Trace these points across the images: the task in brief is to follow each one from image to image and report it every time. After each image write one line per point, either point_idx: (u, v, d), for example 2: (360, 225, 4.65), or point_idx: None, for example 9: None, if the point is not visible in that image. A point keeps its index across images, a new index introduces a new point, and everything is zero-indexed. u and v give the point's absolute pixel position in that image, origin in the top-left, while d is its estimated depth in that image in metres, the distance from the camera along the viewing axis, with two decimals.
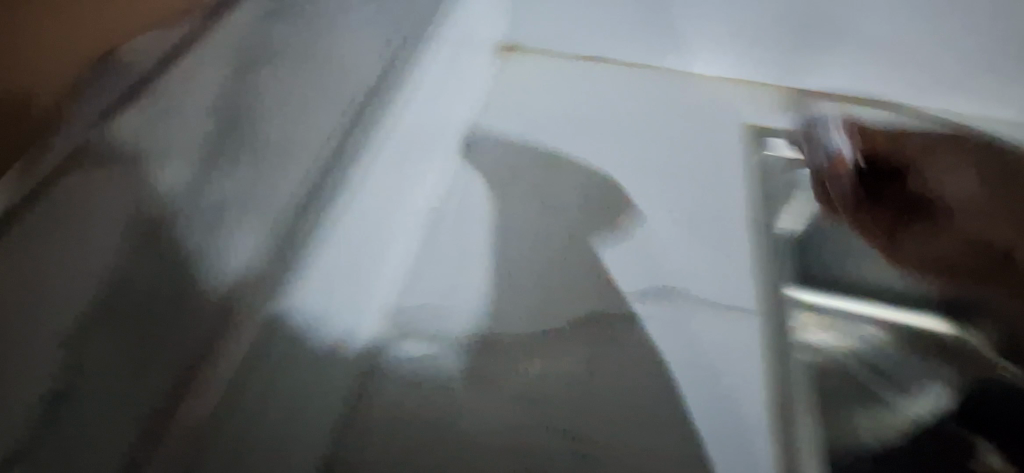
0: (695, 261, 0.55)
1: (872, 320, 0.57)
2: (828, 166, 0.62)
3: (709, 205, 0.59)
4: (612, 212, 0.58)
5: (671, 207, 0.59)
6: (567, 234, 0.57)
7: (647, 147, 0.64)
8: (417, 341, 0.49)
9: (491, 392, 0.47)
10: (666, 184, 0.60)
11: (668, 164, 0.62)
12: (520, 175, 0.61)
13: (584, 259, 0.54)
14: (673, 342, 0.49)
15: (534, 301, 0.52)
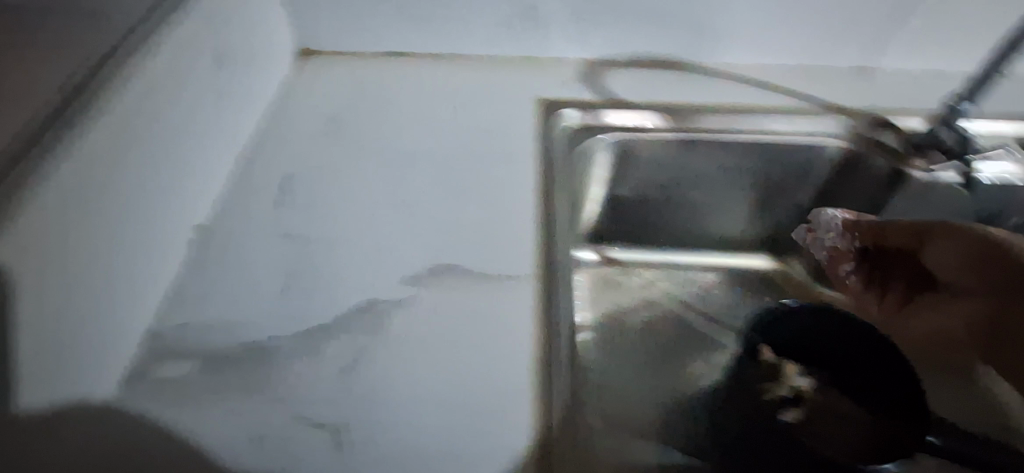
0: (493, 252, 0.53)
1: (653, 274, 0.78)
2: (831, 259, 0.71)
3: (505, 182, 0.59)
4: (439, 200, 0.57)
5: (481, 196, 0.58)
6: (383, 233, 0.55)
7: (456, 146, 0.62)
8: (181, 366, 0.45)
9: (247, 423, 0.42)
10: (487, 183, 0.59)
11: (484, 164, 0.61)
12: (341, 180, 0.59)
13: (401, 262, 0.52)
14: (459, 337, 0.47)
15: (330, 323, 0.48)
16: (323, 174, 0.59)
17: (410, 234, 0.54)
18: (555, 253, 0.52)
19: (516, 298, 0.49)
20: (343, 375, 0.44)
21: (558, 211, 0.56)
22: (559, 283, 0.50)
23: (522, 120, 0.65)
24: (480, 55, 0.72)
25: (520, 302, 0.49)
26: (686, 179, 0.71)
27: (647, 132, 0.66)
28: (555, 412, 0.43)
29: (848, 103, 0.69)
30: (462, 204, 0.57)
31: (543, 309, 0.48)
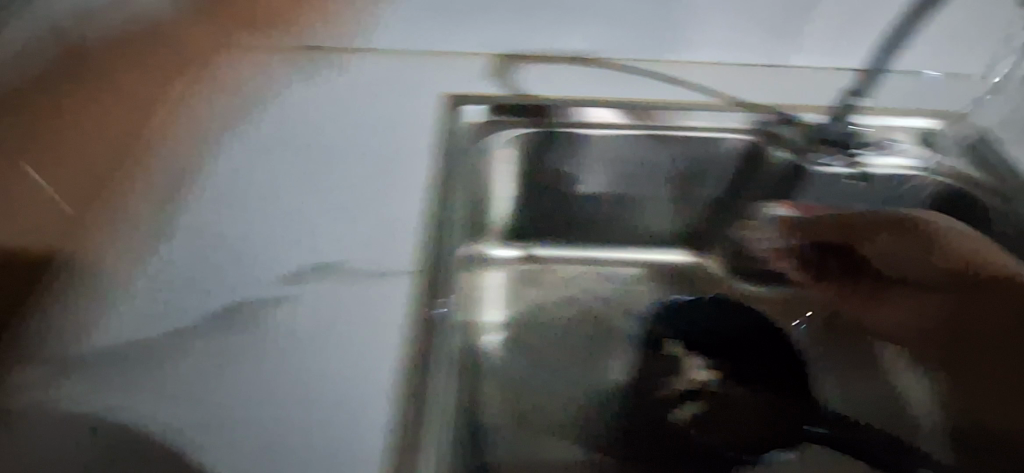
0: (372, 266, 0.52)
1: (574, 273, 0.76)
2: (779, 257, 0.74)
3: (397, 189, 0.58)
4: (330, 206, 0.57)
5: (371, 204, 0.57)
6: (268, 239, 0.54)
7: (358, 147, 0.62)
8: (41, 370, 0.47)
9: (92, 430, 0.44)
10: (379, 189, 0.58)
11: (380, 168, 0.60)
12: (234, 181, 0.59)
13: (281, 271, 0.52)
14: (325, 351, 0.47)
15: (195, 329, 0.48)
16: (212, 177, 0.59)
17: (294, 242, 0.54)
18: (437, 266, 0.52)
19: (386, 305, 0.50)
20: (199, 385, 0.45)
21: (445, 215, 0.56)
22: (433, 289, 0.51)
23: (423, 118, 0.64)
24: (391, 49, 0.71)
25: (391, 308, 0.49)
26: (592, 174, 0.70)
27: (545, 124, 0.66)
28: (421, 411, 0.44)
29: (757, 98, 0.68)
30: (349, 206, 0.57)
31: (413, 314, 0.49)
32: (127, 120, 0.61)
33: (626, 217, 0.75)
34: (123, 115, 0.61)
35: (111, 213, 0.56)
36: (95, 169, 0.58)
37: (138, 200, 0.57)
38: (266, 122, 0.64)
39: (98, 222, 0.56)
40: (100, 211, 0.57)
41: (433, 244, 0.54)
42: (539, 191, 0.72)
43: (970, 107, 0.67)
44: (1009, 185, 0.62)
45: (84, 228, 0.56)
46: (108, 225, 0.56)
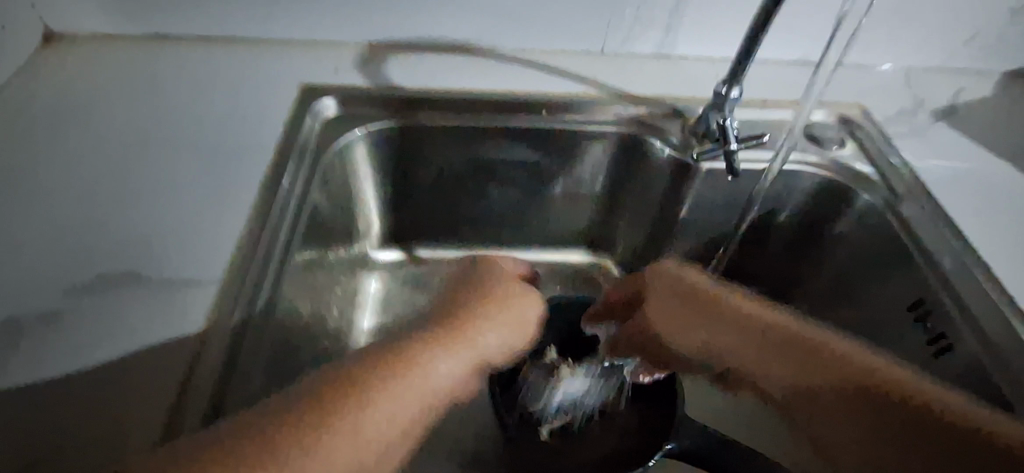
0: (206, 267, 0.48)
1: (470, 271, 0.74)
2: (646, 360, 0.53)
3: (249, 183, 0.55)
4: (166, 220, 0.51)
5: (215, 208, 0.52)
6: (88, 267, 0.47)
7: (208, 145, 0.58)
8: None
9: None
10: (227, 191, 0.54)
11: (227, 166, 0.56)
12: (70, 201, 0.52)
13: (97, 304, 0.45)
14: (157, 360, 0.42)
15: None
16: (32, 163, 0.55)
17: (120, 269, 0.47)
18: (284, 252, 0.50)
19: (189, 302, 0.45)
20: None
21: (284, 207, 0.54)
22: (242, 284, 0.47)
23: (493, 280, 0.51)
24: (260, 42, 0.68)
25: (196, 304, 0.45)
26: (477, 169, 0.67)
27: (418, 118, 0.62)
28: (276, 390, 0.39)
29: (639, 91, 0.66)
30: (175, 198, 0.53)
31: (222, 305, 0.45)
32: (363, 365, 0.40)
33: (518, 216, 0.72)
34: (370, 366, 0.40)
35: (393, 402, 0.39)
36: (316, 410, 0.36)
37: (402, 404, 0.40)
38: (108, 134, 0.59)
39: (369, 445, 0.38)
40: (340, 393, 0.38)
41: (264, 237, 0.51)
42: (416, 189, 0.68)
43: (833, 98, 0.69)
44: (881, 177, 0.62)
45: (359, 411, 0.37)
46: (348, 455, 0.36)
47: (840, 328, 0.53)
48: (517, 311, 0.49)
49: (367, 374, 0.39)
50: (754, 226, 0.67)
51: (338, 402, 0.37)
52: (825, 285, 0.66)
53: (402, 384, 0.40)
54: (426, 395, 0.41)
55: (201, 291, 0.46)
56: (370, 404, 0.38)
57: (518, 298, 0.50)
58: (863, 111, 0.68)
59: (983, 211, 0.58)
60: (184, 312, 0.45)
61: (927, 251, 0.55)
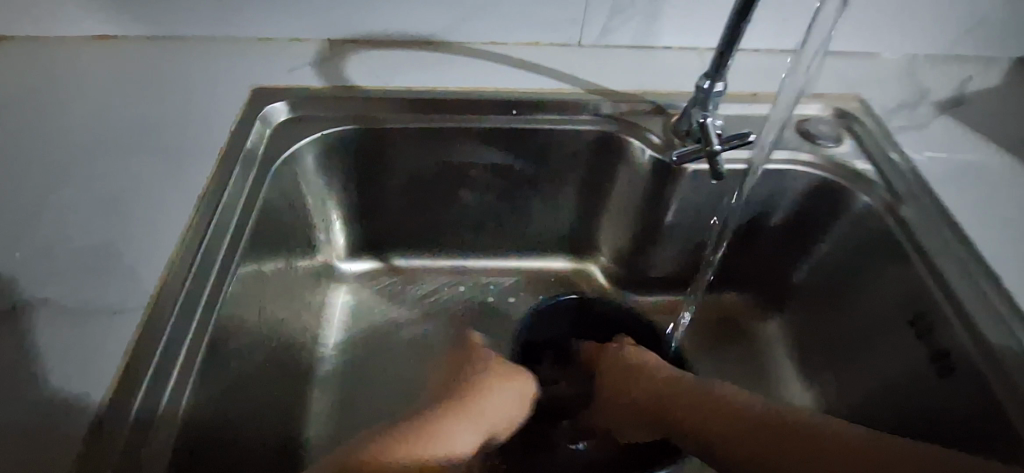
0: (136, 297, 0.44)
1: (441, 279, 0.71)
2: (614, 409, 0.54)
3: (186, 201, 0.51)
4: (95, 245, 0.47)
5: (152, 227, 0.49)
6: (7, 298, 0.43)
7: (146, 156, 0.54)
8: None
9: None
10: (165, 210, 0.50)
11: (170, 180, 0.52)
12: None
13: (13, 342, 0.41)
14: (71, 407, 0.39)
15: None
16: None
17: (44, 301, 0.44)
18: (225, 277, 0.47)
19: (115, 332, 0.43)
20: None
21: (226, 221, 0.50)
22: (174, 311, 0.44)
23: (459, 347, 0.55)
24: (209, 41, 0.64)
25: (122, 334, 0.42)
26: (448, 172, 0.63)
27: (379, 121, 0.58)
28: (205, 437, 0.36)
29: (618, 86, 0.62)
30: (108, 215, 0.49)
31: (151, 335, 0.43)
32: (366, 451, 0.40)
33: (494, 222, 0.68)
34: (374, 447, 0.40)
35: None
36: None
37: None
38: (39, 141, 0.54)
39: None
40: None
41: (202, 256, 0.48)
42: (384, 195, 0.64)
43: (829, 90, 0.63)
44: (878, 175, 0.57)
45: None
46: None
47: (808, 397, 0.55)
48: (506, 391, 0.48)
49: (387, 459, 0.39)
50: (742, 228, 0.63)
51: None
52: (817, 289, 0.62)
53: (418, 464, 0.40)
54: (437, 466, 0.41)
55: (129, 320, 0.43)
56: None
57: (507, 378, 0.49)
58: (861, 104, 0.63)
59: (989, 211, 0.54)
60: (109, 345, 0.42)
61: (926, 257, 0.51)
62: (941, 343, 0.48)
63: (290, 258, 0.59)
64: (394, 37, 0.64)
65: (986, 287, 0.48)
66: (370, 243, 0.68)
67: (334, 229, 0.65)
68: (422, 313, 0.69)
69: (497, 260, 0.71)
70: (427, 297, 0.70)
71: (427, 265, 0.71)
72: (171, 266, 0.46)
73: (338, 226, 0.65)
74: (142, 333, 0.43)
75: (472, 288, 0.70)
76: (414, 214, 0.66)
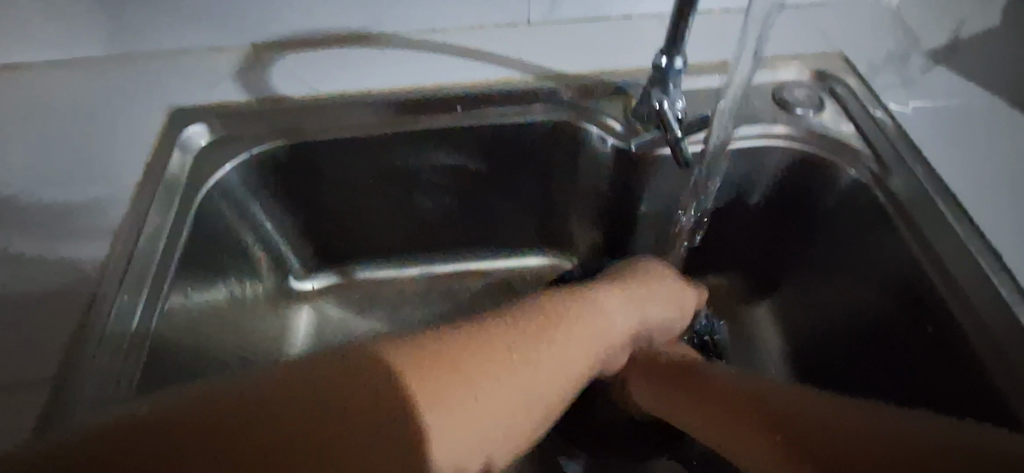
0: (42, 357, 0.40)
1: (410, 286, 0.65)
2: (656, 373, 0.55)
3: (100, 240, 0.46)
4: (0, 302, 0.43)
5: (62, 275, 0.45)
6: None
7: (55, 195, 0.49)
8: None
9: None
10: (78, 253, 0.46)
11: (82, 220, 0.48)
12: None
13: None
14: None
15: None
16: None
17: None
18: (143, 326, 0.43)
19: (17, 403, 0.39)
20: None
21: (144, 261, 0.45)
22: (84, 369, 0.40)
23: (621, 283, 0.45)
24: (114, 59, 0.57)
25: (26, 401, 0.38)
26: (399, 178, 0.57)
27: (310, 132, 0.53)
28: None
29: (569, 69, 0.56)
30: (7, 270, 0.45)
31: (57, 398, 0.38)
32: (509, 320, 0.37)
33: (459, 225, 0.62)
34: (524, 321, 0.37)
35: (565, 358, 0.37)
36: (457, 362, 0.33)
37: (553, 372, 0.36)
38: None
39: (535, 392, 0.35)
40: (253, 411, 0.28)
41: (118, 302, 0.43)
42: (333, 210, 0.58)
43: (805, 49, 0.57)
44: (864, 142, 0.52)
45: (545, 356, 0.36)
46: (507, 401, 0.33)
47: (822, 341, 0.55)
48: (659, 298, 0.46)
49: (533, 336, 0.36)
50: (721, 211, 0.57)
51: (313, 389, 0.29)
52: (812, 271, 0.56)
53: (565, 346, 0.37)
54: (587, 349, 0.39)
55: (32, 387, 0.39)
56: (545, 352, 0.36)
57: (658, 286, 0.47)
58: (841, 63, 0.57)
59: (989, 174, 0.49)
60: (12, 419, 0.38)
61: (919, 232, 0.46)
62: (945, 327, 0.43)
63: (230, 286, 0.54)
64: (321, 36, 0.58)
65: (989, 263, 0.43)
66: (324, 258, 0.62)
67: (285, 251, 0.60)
68: (391, 326, 0.63)
69: (466, 262, 0.65)
70: (396, 309, 0.64)
71: (390, 275, 0.65)
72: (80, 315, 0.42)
73: (285, 247, 0.60)
74: (49, 396, 0.39)
75: (442, 294, 0.64)
76: (367, 223, 0.60)
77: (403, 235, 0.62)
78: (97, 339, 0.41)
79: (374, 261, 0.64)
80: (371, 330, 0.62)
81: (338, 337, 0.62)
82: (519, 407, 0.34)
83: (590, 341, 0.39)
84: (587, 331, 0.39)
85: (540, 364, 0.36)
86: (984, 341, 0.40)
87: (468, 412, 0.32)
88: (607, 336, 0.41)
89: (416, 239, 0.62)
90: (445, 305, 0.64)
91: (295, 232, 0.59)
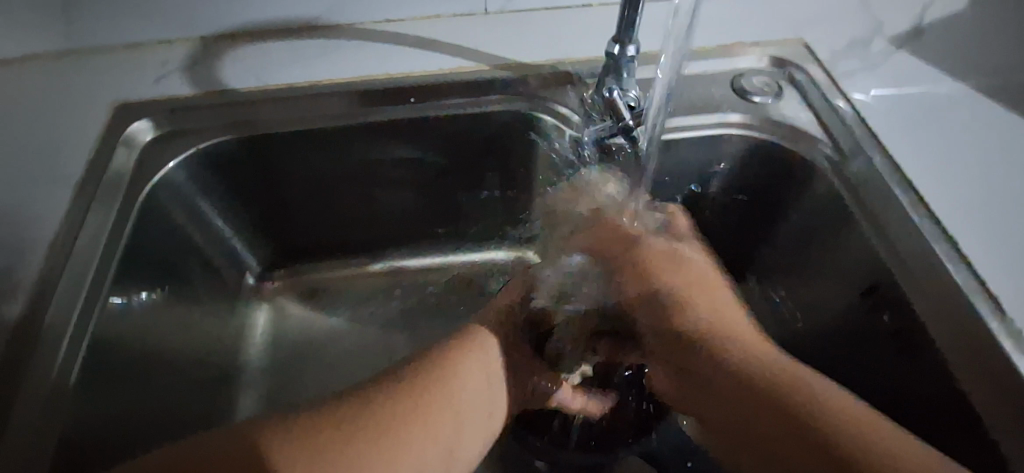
0: None
1: (373, 282, 0.64)
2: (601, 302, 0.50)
3: (41, 241, 0.46)
4: None
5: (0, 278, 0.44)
6: None
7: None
8: None
9: None
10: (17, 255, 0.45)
11: (23, 221, 0.47)
12: None
13: None
14: None
15: None
16: None
17: None
18: (89, 329, 0.42)
19: None
20: None
21: (84, 263, 0.45)
22: (20, 376, 0.39)
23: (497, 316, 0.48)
24: (61, 55, 0.56)
25: None
26: (356, 173, 0.56)
27: (261, 126, 0.52)
28: None
29: (527, 59, 0.55)
30: None
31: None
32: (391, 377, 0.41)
33: (420, 221, 0.61)
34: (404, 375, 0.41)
35: (461, 405, 0.41)
36: (350, 434, 0.36)
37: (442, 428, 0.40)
38: None
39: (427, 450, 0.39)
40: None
41: (60, 306, 0.42)
42: (290, 206, 0.57)
43: (767, 35, 0.57)
44: (823, 130, 0.51)
45: (438, 407, 0.40)
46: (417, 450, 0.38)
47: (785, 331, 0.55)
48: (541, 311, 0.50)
49: (418, 390, 0.40)
50: (682, 201, 0.57)
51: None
52: (775, 261, 0.56)
53: (454, 393, 0.41)
54: (477, 386, 0.43)
55: None
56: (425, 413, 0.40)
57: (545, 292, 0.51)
58: (803, 50, 0.56)
59: (942, 165, 0.49)
60: None
61: (877, 224, 0.46)
62: (904, 316, 0.43)
63: (183, 286, 0.53)
64: (275, 26, 0.56)
65: (946, 251, 0.44)
66: (284, 254, 0.61)
67: (243, 248, 0.59)
68: (354, 322, 0.62)
69: (430, 255, 0.64)
70: (360, 304, 0.63)
71: (352, 270, 0.63)
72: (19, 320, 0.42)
73: (242, 244, 0.59)
74: None
75: (407, 289, 0.64)
76: (326, 219, 0.59)
77: (362, 229, 0.61)
78: (36, 344, 0.41)
79: (335, 256, 0.63)
80: (335, 326, 0.61)
81: (300, 334, 0.61)
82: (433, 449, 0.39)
83: (477, 380, 0.43)
84: (476, 371, 0.43)
85: (441, 414, 0.40)
86: (944, 335, 0.40)
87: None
88: (496, 369, 0.45)
89: (376, 232, 0.61)
90: (409, 299, 0.63)
91: (252, 228, 0.58)
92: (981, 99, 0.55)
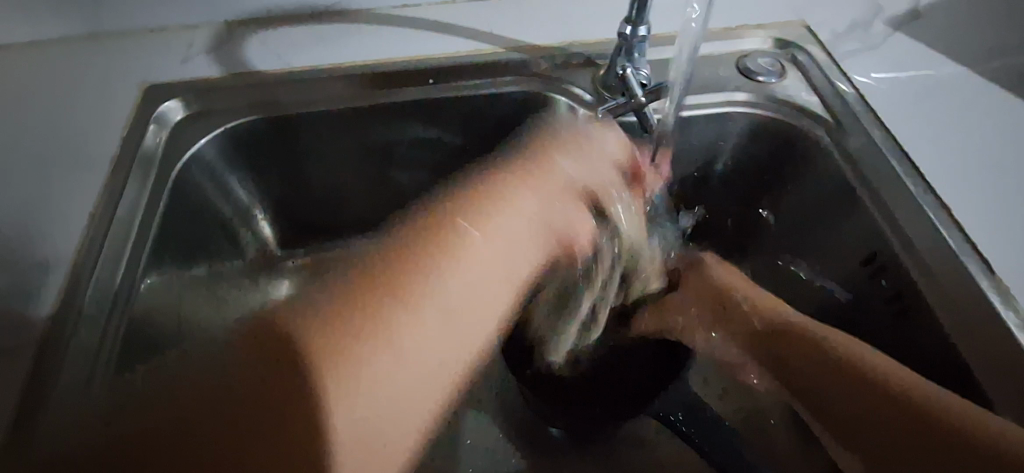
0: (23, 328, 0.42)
1: None
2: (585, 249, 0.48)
3: (79, 215, 0.48)
4: None
5: (43, 252, 0.46)
6: None
7: (33, 175, 0.50)
8: None
9: None
10: (58, 229, 0.47)
11: (62, 197, 0.49)
12: None
13: None
14: None
15: None
16: None
17: None
18: (130, 294, 0.45)
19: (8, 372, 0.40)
20: None
21: (122, 237, 0.47)
22: (67, 341, 0.42)
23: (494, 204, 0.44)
24: (90, 38, 0.58)
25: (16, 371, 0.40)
26: (376, 155, 0.58)
27: (286, 106, 0.54)
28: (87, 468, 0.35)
29: (540, 42, 0.57)
30: None
31: (43, 370, 0.40)
32: (394, 271, 0.37)
33: None
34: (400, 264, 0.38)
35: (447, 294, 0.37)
36: (335, 337, 0.33)
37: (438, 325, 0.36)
38: None
39: (418, 345, 0.35)
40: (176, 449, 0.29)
41: (100, 275, 0.45)
42: (310, 187, 0.59)
43: (771, 18, 0.59)
44: (824, 108, 0.54)
45: (420, 293, 0.36)
46: (405, 356, 0.34)
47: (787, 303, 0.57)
48: (552, 188, 0.47)
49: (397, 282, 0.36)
50: (689, 180, 0.59)
51: (202, 414, 0.30)
52: (778, 235, 0.58)
53: (445, 286, 0.37)
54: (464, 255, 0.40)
55: (23, 357, 0.41)
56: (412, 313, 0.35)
57: (556, 177, 0.47)
58: (805, 32, 0.59)
59: (939, 141, 0.52)
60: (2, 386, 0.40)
61: (878, 197, 0.48)
62: (900, 282, 0.45)
63: (214, 261, 0.56)
64: (297, 12, 0.59)
65: (941, 219, 0.46)
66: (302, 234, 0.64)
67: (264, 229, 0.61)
68: None
69: None
70: None
71: None
72: (63, 289, 0.44)
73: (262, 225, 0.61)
74: (36, 367, 0.40)
75: None
76: (347, 199, 0.61)
77: (379, 209, 0.63)
78: (79, 313, 0.43)
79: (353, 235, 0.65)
80: None
81: None
82: (424, 355, 0.35)
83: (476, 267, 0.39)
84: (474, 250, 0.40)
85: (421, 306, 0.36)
86: (937, 297, 0.43)
87: (381, 371, 0.33)
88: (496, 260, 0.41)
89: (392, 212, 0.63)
90: None
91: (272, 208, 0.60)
92: (975, 79, 0.58)
